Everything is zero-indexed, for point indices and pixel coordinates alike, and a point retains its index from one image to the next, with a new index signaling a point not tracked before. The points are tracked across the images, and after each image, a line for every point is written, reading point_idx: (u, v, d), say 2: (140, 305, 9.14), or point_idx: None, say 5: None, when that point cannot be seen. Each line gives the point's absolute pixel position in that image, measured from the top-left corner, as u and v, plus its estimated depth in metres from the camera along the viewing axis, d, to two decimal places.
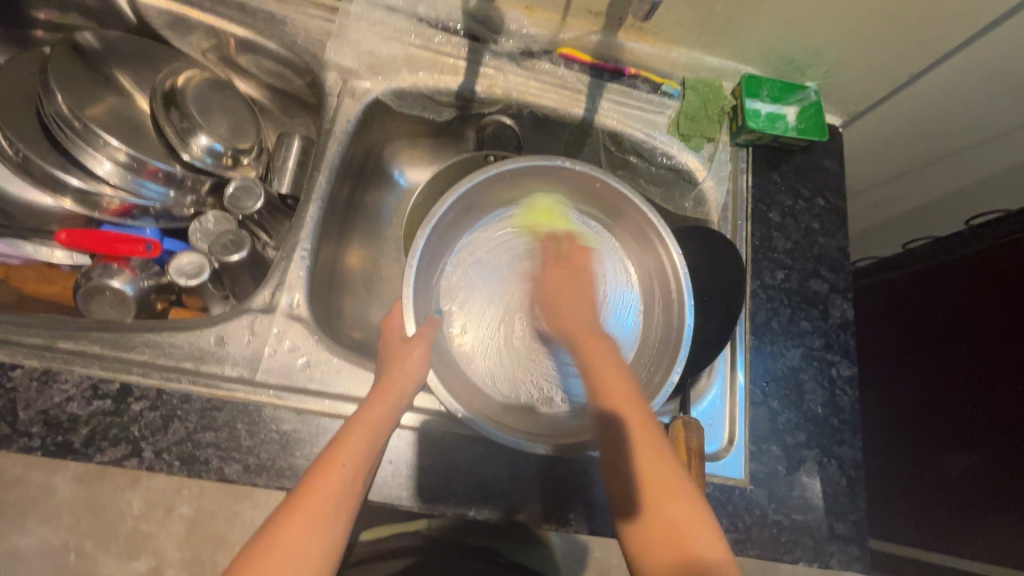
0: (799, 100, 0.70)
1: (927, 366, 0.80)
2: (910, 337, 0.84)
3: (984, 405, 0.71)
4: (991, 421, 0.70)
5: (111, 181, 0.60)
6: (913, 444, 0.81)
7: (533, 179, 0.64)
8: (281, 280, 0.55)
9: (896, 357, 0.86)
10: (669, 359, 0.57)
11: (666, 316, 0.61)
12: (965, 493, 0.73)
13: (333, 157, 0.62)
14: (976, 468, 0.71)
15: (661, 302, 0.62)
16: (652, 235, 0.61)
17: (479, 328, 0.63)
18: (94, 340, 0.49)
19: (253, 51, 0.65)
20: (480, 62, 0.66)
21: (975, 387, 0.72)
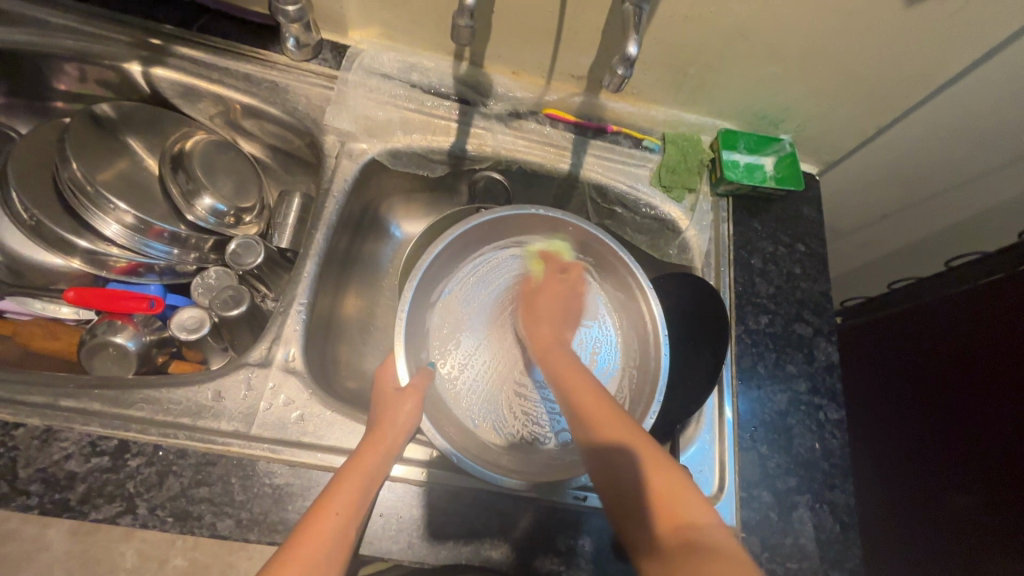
0: (775, 151, 0.74)
1: (917, 405, 0.81)
2: (898, 376, 0.85)
3: (974, 441, 0.71)
4: (985, 459, 0.69)
5: (119, 241, 0.63)
6: (908, 486, 0.80)
7: (516, 226, 0.67)
8: (278, 334, 0.57)
9: (886, 398, 0.87)
10: (651, 394, 0.59)
11: (645, 352, 0.64)
12: (963, 535, 0.71)
13: (331, 214, 0.65)
14: (973, 508, 0.70)
15: (640, 341, 0.65)
16: (625, 271, 0.65)
17: (473, 367, 0.65)
18: (94, 397, 0.51)
19: (258, 117, 0.69)
20: (470, 123, 0.71)
21: (964, 423, 0.73)
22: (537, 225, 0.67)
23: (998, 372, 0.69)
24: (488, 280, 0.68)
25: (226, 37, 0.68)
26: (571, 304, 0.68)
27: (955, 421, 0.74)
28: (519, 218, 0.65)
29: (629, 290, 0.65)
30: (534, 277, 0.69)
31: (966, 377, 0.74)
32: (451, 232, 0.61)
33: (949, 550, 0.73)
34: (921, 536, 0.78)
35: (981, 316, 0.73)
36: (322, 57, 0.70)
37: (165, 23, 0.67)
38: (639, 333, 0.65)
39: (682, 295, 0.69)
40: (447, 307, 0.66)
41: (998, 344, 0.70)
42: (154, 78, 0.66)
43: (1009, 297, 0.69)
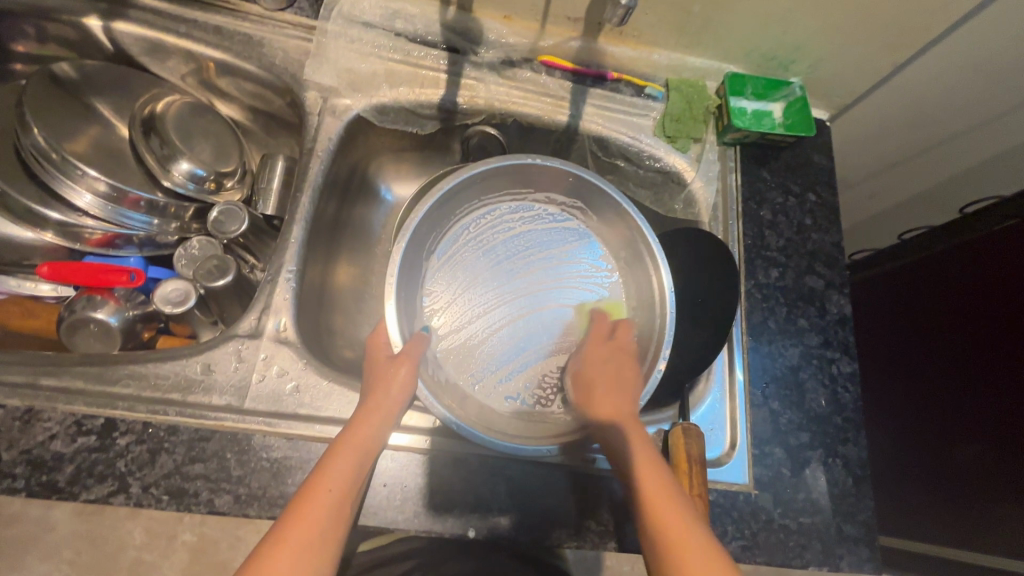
0: (785, 96, 0.70)
1: (930, 358, 0.79)
2: (911, 330, 0.83)
3: (989, 394, 0.70)
4: (998, 408, 0.68)
5: (93, 212, 0.59)
6: (919, 435, 0.80)
7: (509, 179, 0.63)
8: (267, 304, 0.54)
9: (899, 351, 0.85)
10: (655, 350, 0.57)
11: (649, 307, 0.61)
12: (976, 482, 0.71)
13: (316, 176, 0.61)
14: (986, 456, 0.69)
15: (644, 294, 0.62)
16: (626, 222, 0.61)
17: (470, 329, 0.62)
18: (77, 374, 0.48)
19: (232, 74, 0.64)
20: (461, 74, 0.66)
21: (979, 376, 0.71)
22: (532, 177, 0.63)
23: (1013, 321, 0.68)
24: (483, 239, 0.65)
25: None
26: (571, 262, 0.66)
27: (968, 370, 0.73)
28: (513, 170, 0.61)
29: (630, 241, 0.62)
30: (532, 234, 0.66)
31: (983, 328, 0.72)
32: (440, 187, 0.57)
33: (965, 500, 0.72)
34: (932, 486, 0.78)
35: (997, 264, 0.71)
36: (298, 6, 0.65)
37: None
38: (642, 286, 0.62)
39: (691, 250, 0.65)
40: (441, 268, 0.63)
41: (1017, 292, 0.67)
42: (117, 34, 0.61)
43: None
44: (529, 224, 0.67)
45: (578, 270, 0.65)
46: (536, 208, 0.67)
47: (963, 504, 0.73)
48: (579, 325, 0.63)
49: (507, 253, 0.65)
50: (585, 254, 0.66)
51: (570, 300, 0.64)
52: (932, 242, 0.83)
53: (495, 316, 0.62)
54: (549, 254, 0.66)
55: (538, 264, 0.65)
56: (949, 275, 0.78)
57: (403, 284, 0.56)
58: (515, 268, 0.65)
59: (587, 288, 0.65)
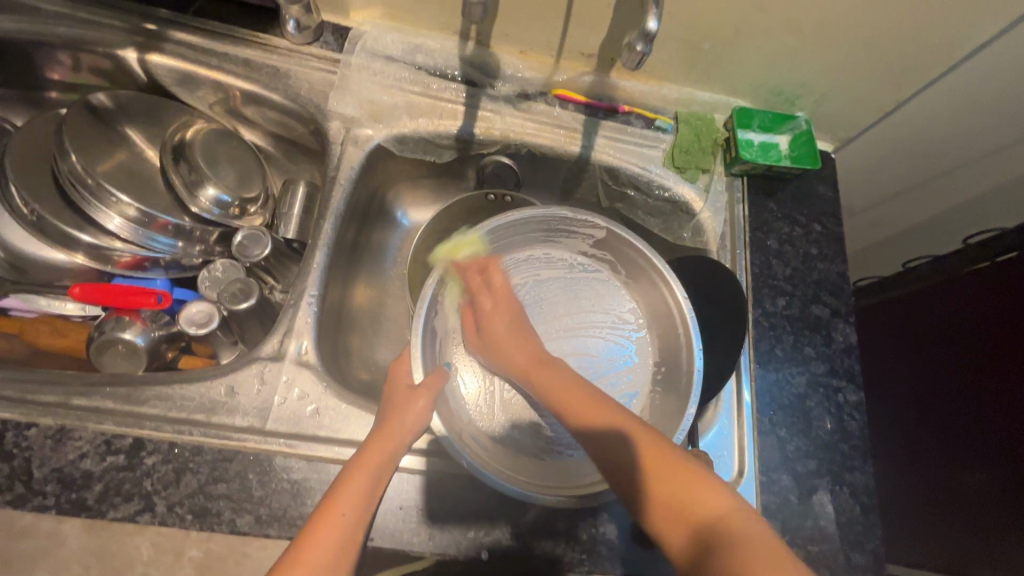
0: (791, 129, 0.72)
1: (934, 387, 0.80)
2: (915, 358, 0.84)
3: (994, 425, 0.70)
4: (1000, 439, 0.69)
5: (122, 235, 0.62)
6: (924, 464, 0.81)
7: (543, 228, 0.66)
8: (289, 327, 0.56)
9: (903, 379, 0.86)
10: (678, 407, 0.57)
11: (676, 362, 0.61)
12: (980, 512, 0.71)
13: (338, 203, 0.63)
14: (991, 485, 0.70)
15: (670, 348, 0.62)
16: (656, 277, 0.62)
17: (497, 375, 0.63)
18: (107, 395, 0.50)
19: (259, 104, 0.67)
20: (478, 105, 0.68)
21: (981, 407, 0.73)
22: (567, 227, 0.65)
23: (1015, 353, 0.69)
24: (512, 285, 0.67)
25: (222, 20, 0.66)
26: (600, 312, 0.67)
27: (971, 401, 0.74)
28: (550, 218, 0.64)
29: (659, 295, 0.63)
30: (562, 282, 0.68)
31: (987, 360, 0.73)
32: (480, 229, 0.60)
33: (967, 528, 0.73)
34: (935, 513, 0.78)
35: (1003, 298, 0.71)
36: (324, 40, 0.68)
37: (159, 7, 0.64)
38: (670, 337, 0.62)
39: (700, 277, 0.67)
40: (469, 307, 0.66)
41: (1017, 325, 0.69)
42: (151, 65, 0.64)
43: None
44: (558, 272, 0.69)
45: (606, 320, 0.66)
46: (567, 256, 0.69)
47: (967, 534, 0.73)
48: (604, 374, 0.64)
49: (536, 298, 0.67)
50: (613, 305, 0.67)
51: (594, 349, 0.65)
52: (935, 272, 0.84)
53: None
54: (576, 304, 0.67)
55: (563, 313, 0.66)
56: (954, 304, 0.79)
57: (430, 322, 0.58)
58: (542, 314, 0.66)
59: (612, 339, 0.66)
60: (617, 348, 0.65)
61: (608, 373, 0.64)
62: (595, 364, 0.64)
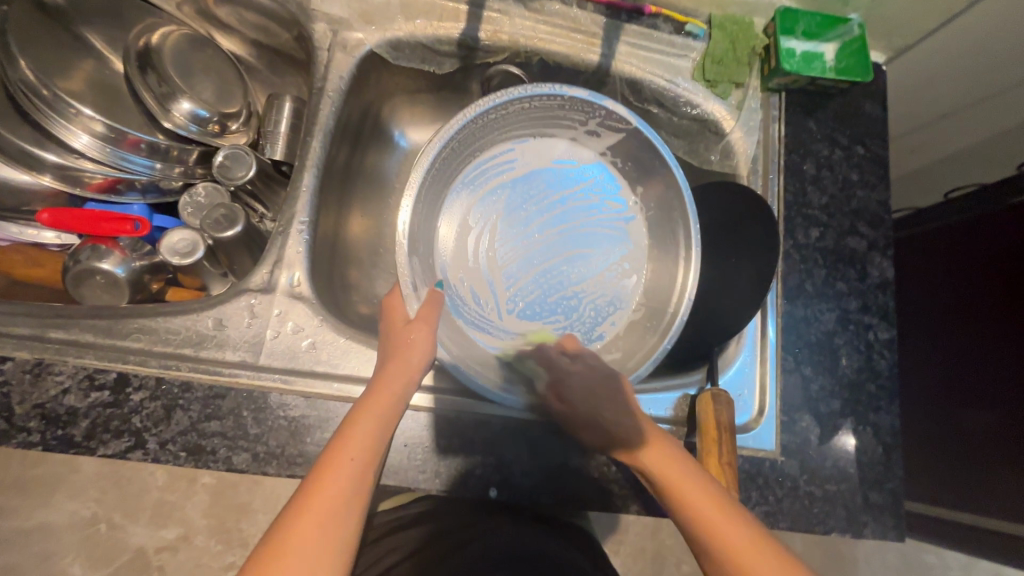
0: (840, 35, 0.63)
1: (961, 326, 0.77)
2: (942, 295, 0.80)
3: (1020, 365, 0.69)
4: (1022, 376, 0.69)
5: (91, 154, 0.56)
6: (930, 404, 0.81)
7: (525, 114, 0.58)
8: (278, 257, 0.51)
9: (924, 316, 0.83)
10: (680, 291, 0.56)
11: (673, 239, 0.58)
12: (987, 450, 0.72)
13: (327, 119, 0.57)
14: (1001, 424, 0.71)
15: (666, 226, 0.59)
16: (649, 150, 0.58)
17: (489, 292, 0.59)
18: (85, 328, 0.46)
19: (233, 2, 0.59)
20: (483, 5, 0.60)
21: (999, 348, 0.72)
22: (555, 110, 0.57)
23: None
24: (494, 191, 0.61)
25: None
26: (588, 201, 0.62)
27: (986, 341, 0.73)
28: (536, 102, 0.55)
29: (658, 174, 0.58)
30: (545, 177, 0.62)
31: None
32: (455, 121, 0.51)
33: (965, 460, 0.75)
34: (937, 446, 0.79)
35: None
36: None
37: None
38: (666, 216, 0.59)
39: (728, 206, 0.61)
40: (448, 223, 0.60)
41: None
42: None
43: None
44: (541, 166, 0.62)
45: (594, 211, 0.62)
46: (546, 141, 0.62)
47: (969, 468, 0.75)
48: (598, 269, 0.61)
49: (522, 198, 0.62)
50: (604, 191, 0.63)
51: (587, 244, 0.61)
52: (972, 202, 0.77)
53: (511, 272, 0.60)
54: (566, 200, 0.62)
55: (553, 210, 0.62)
56: (994, 241, 0.74)
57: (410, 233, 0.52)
58: (530, 217, 0.62)
59: (604, 230, 0.62)
60: (609, 238, 0.62)
61: (602, 264, 0.61)
62: (587, 258, 0.61)
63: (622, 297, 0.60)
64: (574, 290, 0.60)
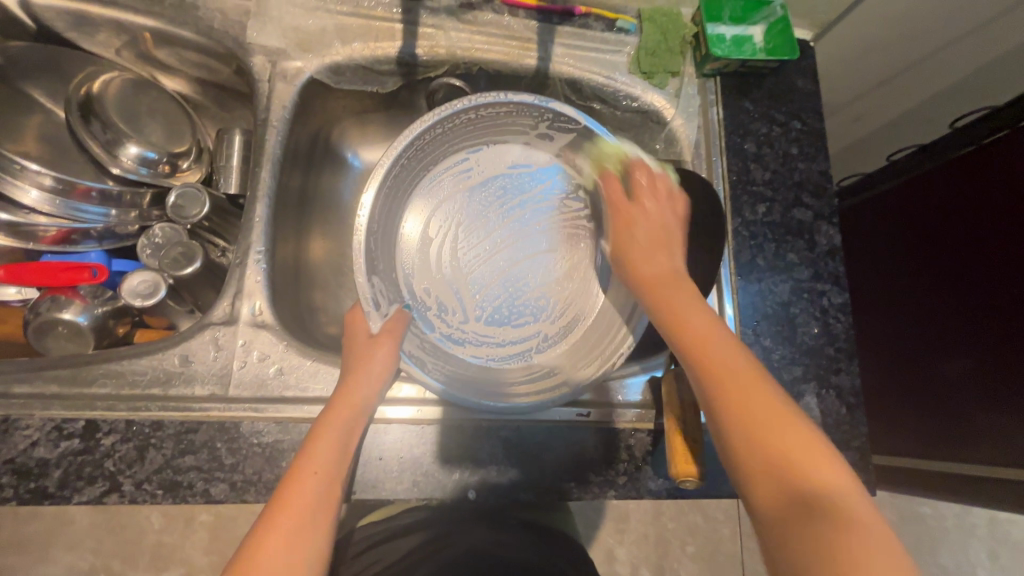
0: (766, 17, 0.65)
1: (932, 278, 0.79)
2: (916, 250, 0.82)
3: (990, 312, 0.71)
4: (990, 317, 0.71)
5: (43, 209, 0.56)
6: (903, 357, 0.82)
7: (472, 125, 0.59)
8: (239, 288, 0.52)
9: (897, 271, 0.85)
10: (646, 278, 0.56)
11: None
12: (961, 395, 0.74)
13: (275, 149, 0.58)
14: (974, 369, 0.72)
15: None
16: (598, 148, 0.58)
17: (457, 300, 0.61)
18: (50, 379, 0.47)
19: (171, 44, 0.59)
20: (417, 22, 0.61)
21: (969, 293, 0.74)
22: (504, 117, 0.58)
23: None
24: (452, 202, 0.63)
25: None
26: (545, 202, 0.64)
27: (956, 288, 0.75)
28: (485, 110, 0.56)
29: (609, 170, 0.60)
30: (502, 183, 0.64)
31: (995, 247, 0.71)
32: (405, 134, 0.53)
33: (941, 408, 0.76)
34: (907, 398, 0.82)
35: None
36: None
37: None
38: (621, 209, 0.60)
39: (676, 191, 0.63)
40: (411, 238, 0.62)
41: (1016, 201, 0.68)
42: (37, 11, 0.56)
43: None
44: (496, 172, 0.64)
45: (553, 212, 0.64)
46: (500, 149, 0.64)
47: (945, 416, 0.76)
48: (564, 266, 0.62)
49: (481, 205, 0.63)
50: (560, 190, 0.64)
51: (549, 244, 0.63)
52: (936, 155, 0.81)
53: (477, 278, 0.62)
54: (524, 203, 0.64)
55: (512, 213, 0.63)
56: (965, 192, 0.75)
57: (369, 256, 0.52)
58: (490, 223, 0.63)
59: (565, 228, 0.64)
60: (571, 236, 0.63)
61: (566, 260, 0.63)
62: (552, 257, 0.63)
63: (588, 289, 0.62)
64: (541, 288, 0.62)
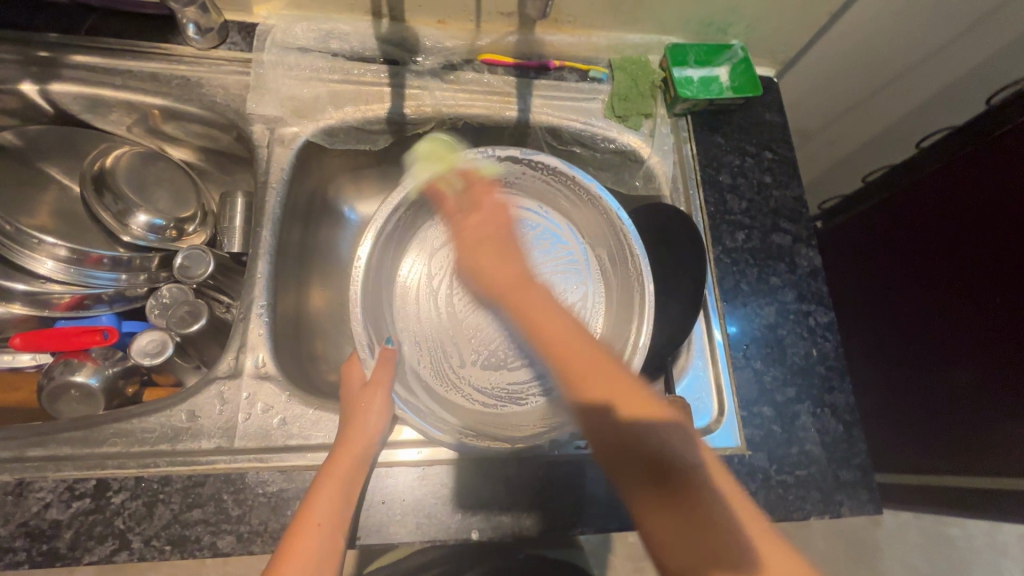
0: (729, 59, 0.70)
1: (924, 290, 0.80)
2: (904, 264, 0.83)
3: (982, 323, 0.71)
4: (984, 326, 0.71)
5: (58, 278, 0.60)
6: (907, 371, 0.83)
7: None
8: (243, 342, 0.54)
9: (889, 286, 0.86)
10: (639, 313, 0.58)
11: (626, 267, 0.62)
12: (968, 406, 0.74)
13: (274, 209, 0.61)
14: (979, 379, 0.72)
15: (617, 256, 0.63)
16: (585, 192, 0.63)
17: (456, 343, 0.63)
18: (62, 441, 0.48)
19: (177, 119, 0.64)
20: (404, 84, 0.66)
21: (960, 305, 0.74)
22: (497, 170, 0.64)
23: (1010, 244, 0.68)
24: (452, 251, 0.67)
25: (119, 35, 0.62)
26: (542, 248, 0.67)
27: (946, 300, 0.76)
28: (477, 165, 0.62)
29: (598, 212, 0.63)
30: None
31: (977, 258, 0.72)
32: (403, 188, 0.58)
33: (949, 421, 0.76)
34: (920, 412, 0.81)
35: (998, 186, 0.69)
36: (231, 41, 0.64)
37: (49, 31, 0.60)
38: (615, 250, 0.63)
39: (658, 225, 0.66)
40: (411, 287, 0.65)
41: (993, 214, 0.70)
42: (54, 97, 0.60)
43: (996, 162, 0.69)
44: None
45: (552, 257, 0.67)
46: (498, 201, 0.69)
47: (954, 429, 0.76)
48: (563, 307, 0.65)
49: None
50: (556, 237, 0.68)
51: (548, 285, 0.66)
52: (910, 168, 0.84)
53: (475, 321, 0.64)
54: None
55: None
56: (941, 204, 0.77)
57: (367, 306, 0.55)
58: None
59: (563, 271, 0.67)
60: (570, 279, 0.66)
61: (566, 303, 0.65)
62: (549, 298, 0.65)
63: (586, 328, 0.64)
64: None
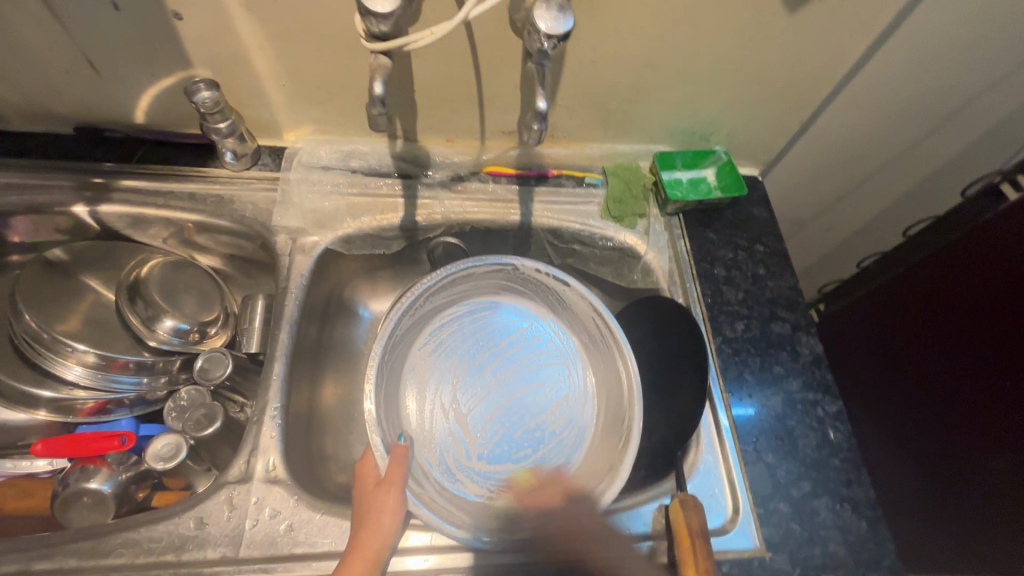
0: (713, 163, 0.76)
1: (939, 372, 0.80)
2: (922, 351, 0.83)
3: (1001, 407, 0.71)
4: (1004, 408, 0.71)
5: (84, 382, 0.63)
6: (944, 457, 0.81)
7: (462, 282, 0.68)
8: (255, 445, 0.56)
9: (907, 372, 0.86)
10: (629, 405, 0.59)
11: (614, 360, 0.64)
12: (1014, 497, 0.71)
13: (293, 313, 0.65)
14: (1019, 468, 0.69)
15: (604, 349, 0.65)
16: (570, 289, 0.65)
17: (455, 440, 0.64)
18: (70, 552, 0.48)
19: (209, 231, 0.70)
20: (416, 195, 0.72)
21: (977, 387, 0.74)
22: (487, 272, 0.67)
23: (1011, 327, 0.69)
24: (448, 348, 0.69)
25: (164, 161, 0.69)
26: (532, 341, 0.70)
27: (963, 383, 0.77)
28: (469, 271, 0.65)
29: (584, 309, 0.66)
30: (491, 326, 0.70)
31: (983, 341, 0.73)
32: (402, 299, 0.60)
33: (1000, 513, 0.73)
34: (969, 502, 0.78)
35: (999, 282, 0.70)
36: (262, 162, 0.72)
37: (103, 161, 0.68)
38: (603, 342, 0.65)
39: (658, 317, 0.68)
40: (411, 386, 0.66)
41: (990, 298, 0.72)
42: (102, 217, 0.67)
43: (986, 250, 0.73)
44: (486, 317, 0.71)
45: (541, 350, 0.69)
46: (487, 297, 0.71)
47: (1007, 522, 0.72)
48: (555, 399, 0.66)
49: (474, 348, 0.69)
50: (545, 328, 0.71)
51: (541, 378, 0.67)
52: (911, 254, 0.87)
53: (472, 416, 0.65)
54: (513, 343, 0.69)
55: (502, 353, 0.69)
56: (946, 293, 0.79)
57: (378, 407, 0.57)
58: (484, 363, 0.68)
59: (552, 362, 0.68)
60: (557, 369, 0.68)
61: (559, 394, 0.67)
62: (541, 390, 0.67)
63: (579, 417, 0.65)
64: (534, 422, 0.65)
